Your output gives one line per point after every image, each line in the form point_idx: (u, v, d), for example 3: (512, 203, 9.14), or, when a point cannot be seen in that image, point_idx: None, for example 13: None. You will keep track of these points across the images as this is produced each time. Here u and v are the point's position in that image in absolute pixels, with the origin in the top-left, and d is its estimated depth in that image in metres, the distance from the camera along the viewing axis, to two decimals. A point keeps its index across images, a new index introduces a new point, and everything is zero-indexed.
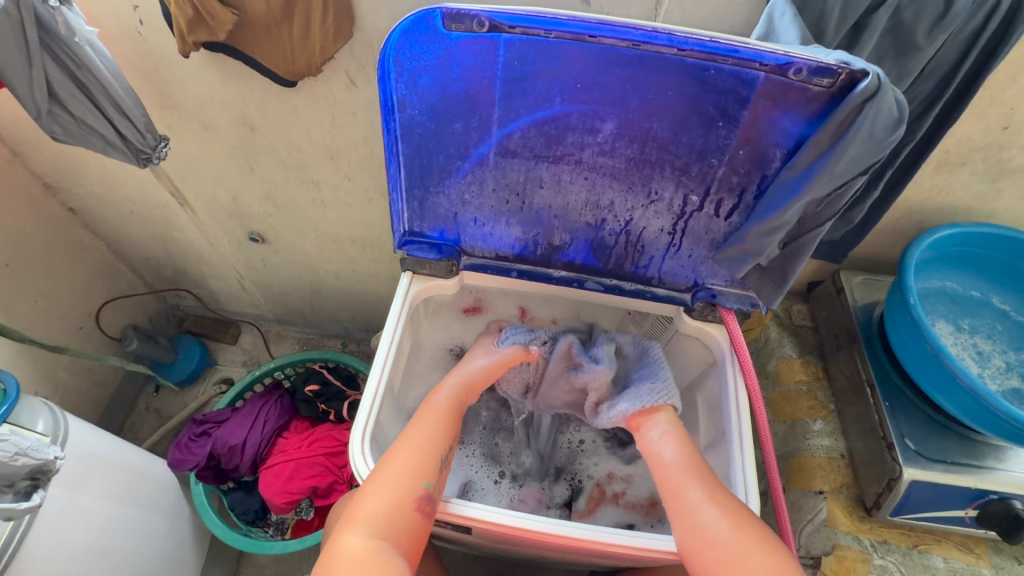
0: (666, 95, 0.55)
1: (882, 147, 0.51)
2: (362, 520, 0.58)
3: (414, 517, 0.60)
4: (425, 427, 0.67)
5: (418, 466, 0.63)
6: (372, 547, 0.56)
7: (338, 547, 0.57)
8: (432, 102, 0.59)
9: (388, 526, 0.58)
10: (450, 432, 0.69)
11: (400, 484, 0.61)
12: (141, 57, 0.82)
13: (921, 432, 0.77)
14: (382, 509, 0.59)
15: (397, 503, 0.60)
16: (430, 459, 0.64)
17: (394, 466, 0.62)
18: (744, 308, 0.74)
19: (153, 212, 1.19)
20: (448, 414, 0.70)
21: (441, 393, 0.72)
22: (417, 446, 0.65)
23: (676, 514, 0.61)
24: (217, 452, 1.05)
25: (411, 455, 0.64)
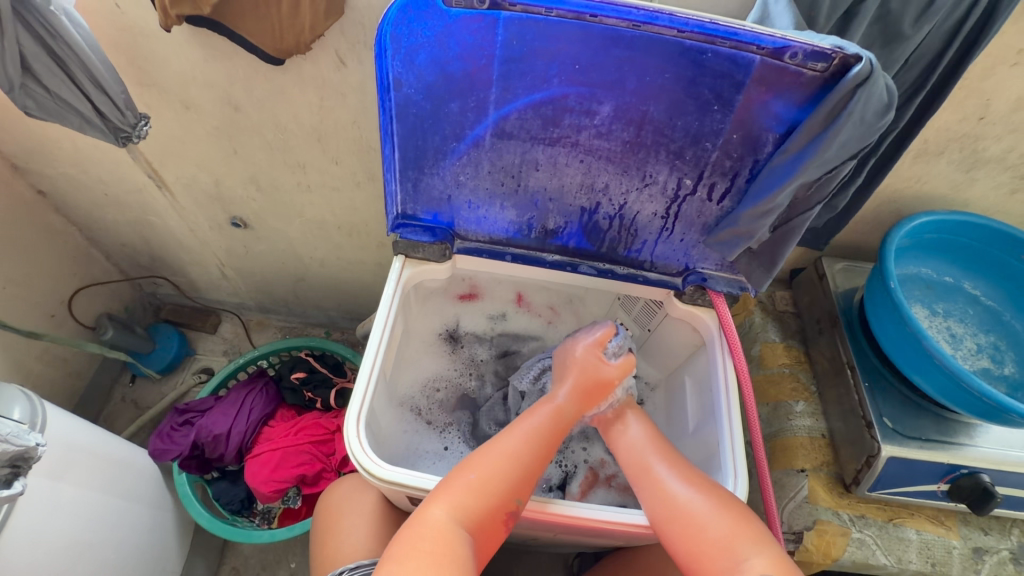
0: (664, 77, 0.56)
1: (873, 131, 0.53)
2: (453, 503, 0.59)
3: (496, 522, 0.60)
4: (527, 433, 0.67)
5: (514, 477, 0.63)
6: (454, 535, 0.57)
7: (425, 515, 0.58)
8: (429, 81, 0.59)
9: (472, 521, 0.58)
10: (549, 444, 0.67)
11: (497, 491, 0.61)
12: (118, 31, 0.78)
13: (899, 411, 0.80)
14: (474, 502, 0.59)
15: (486, 504, 0.60)
16: (530, 471, 0.64)
17: (488, 464, 0.63)
18: (733, 292, 0.75)
19: (129, 195, 1.15)
20: (558, 427, 0.69)
21: (560, 396, 0.71)
22: (516, 453, 0.64)
23: (647, 492, 0.65)
24: (200, 441, 1.03)
25: (510, 454, 0.64)
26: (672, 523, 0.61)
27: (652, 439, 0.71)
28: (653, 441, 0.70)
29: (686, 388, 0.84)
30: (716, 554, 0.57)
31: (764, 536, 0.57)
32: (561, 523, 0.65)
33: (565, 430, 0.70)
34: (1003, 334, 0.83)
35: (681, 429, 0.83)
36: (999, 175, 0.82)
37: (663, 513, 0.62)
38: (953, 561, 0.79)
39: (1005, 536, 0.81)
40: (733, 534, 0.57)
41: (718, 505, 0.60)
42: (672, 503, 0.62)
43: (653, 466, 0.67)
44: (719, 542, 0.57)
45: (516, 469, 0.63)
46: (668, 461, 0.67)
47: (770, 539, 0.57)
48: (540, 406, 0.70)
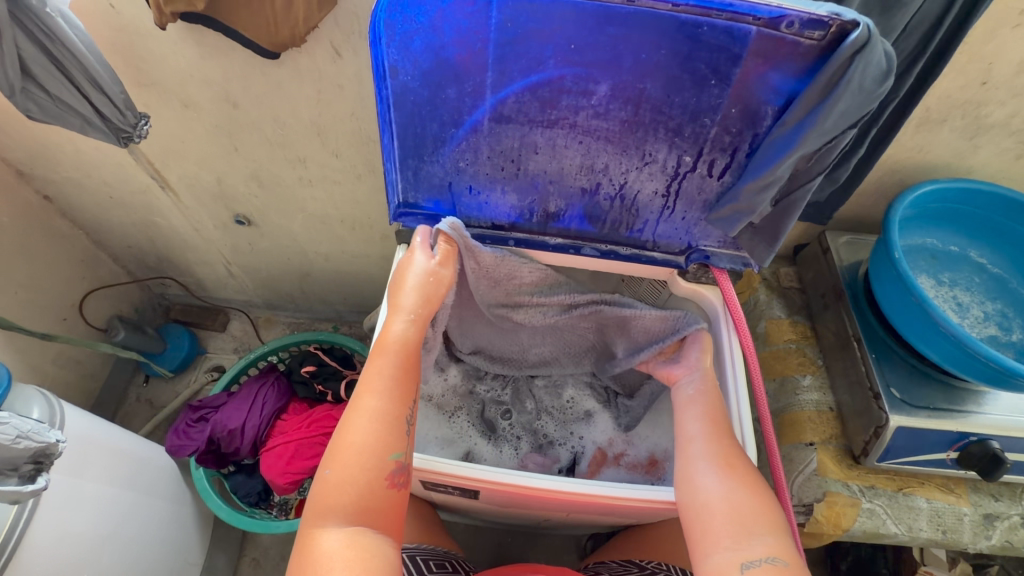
0: (660, 53, 0.55)
1: (872, 99, 0.52)
2: (333, 512, 0.54)
3: (385, 496, 0.57)
4: (382, 385, 0.62)
5: (383, 439, 0.58)
6: (355, 539, 0.53)
7: (317, 544, 0.53)
8: (425, 67, 0.59)
9: (363, 513, 0.55)
10: (404, 384, 0.63)
11: (368, 467, 0.56)
12: (114, 32, 0.79)
13: (906, 381, 0.80)
14: (352, 494, 0.55)
15: (366, 487, 0.55)
16: (397, 428, 0.60)
17: (354, 445, 0.57)
18: (737, 267, 0.74)
19: (133, 197, 1.16)
20: (403, 363, 0.64)
21: (394, 331, 0.66)
22: (371, 414, 0.59)
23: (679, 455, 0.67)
24: (216, 437, 1.05)
25: (370, 420, 0.59)
26: (695, 491, 0.61)
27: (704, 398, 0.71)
28: (703, 400, 0.70)
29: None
30: (727, 522, 0.57)
31: (777, 522, 0.56)
32: (570, 501, 0.66)
33: (413, 362, 0.65)
34: (1010, 301, 0.83)
35: None
36: (1004, 141, 0.81)
37: (685, 484, 0.63)
38: (963, 528, 0.80)
39: (1015, 502, 0.81)
40: (750, 510, 0.57)
41: (745, 483, 0.60)
42: (695, 480, 0.62)
43: (688, 424, 0.69)
44: (731, 509, 0.58)
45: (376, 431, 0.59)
46: (702, 423, 0.68)
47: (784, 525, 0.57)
48: (385, 344, 0.65)
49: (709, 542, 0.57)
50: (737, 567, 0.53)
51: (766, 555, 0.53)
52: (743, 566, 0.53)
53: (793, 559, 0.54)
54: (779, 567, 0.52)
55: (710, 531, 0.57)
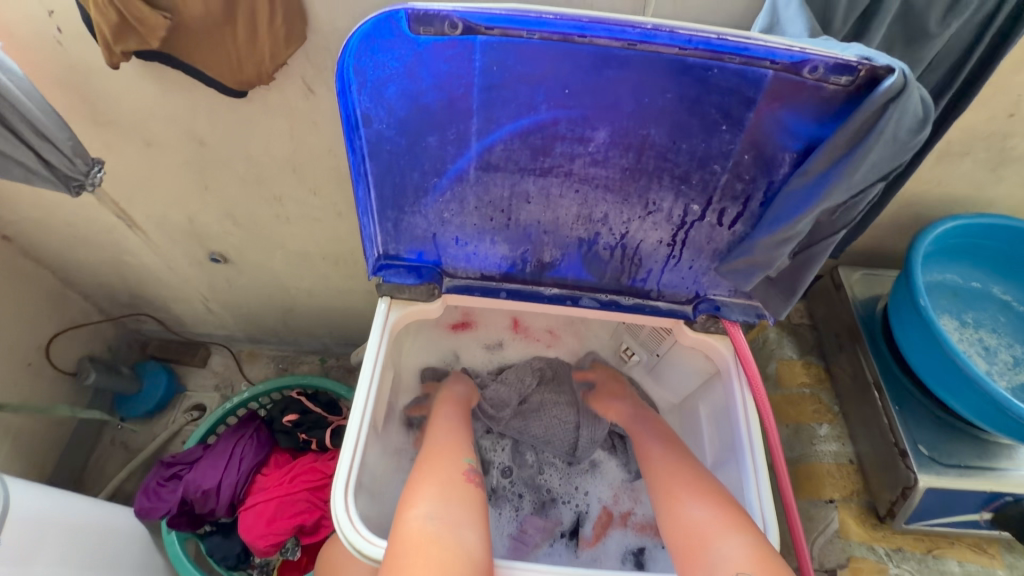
0: (665, 98, 0.49)
1: (906, 150, 0.46)
2: (422, 496, 0.59)
3: (468, 488, 0.63)
4: (446, 422, 0.74)
5: (455, 450, 0.68)
6: (445, 519, 0.57)
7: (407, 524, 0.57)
8: (402, 114, 0.53)
9: (447, 497, 0.60)
10: (463, 421, 0.76)
11: (448, 465, 0.64)
12: (64, 69, 0.72)
13: (933, 435, 0.74)
14: (439, 486, 0.61)
15: (449, 479, 0.62)
16: (465, 446, 0.70)
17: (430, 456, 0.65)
18: (749, 320, 0.68)
19: (100, 236, 1.09)
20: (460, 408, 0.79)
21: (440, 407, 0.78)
22: (442, 438, 0.70)
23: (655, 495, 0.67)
24: (189, 497, 0.97)
25: (443, 440, 0.69)
26: (677, 525, 0.61)
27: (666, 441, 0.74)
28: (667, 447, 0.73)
29: (699, 412, 0.80)
30: (703, 545, 0.56)
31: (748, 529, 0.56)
32: None
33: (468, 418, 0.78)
34: None
35: None
36: None
37: (668, 513, 0.63)
38: None
39: None
40: (720, 523, 0.57)
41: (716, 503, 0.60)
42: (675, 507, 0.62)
43: (656, 467, 0.70)
44: (703, 530, 0.58)
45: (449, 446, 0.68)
46: (671, 464, 0.69)
47: (755, 530, 0.56)
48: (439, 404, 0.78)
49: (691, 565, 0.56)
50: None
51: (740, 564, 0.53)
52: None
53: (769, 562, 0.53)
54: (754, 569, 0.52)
55: (690, 556, 0.57)
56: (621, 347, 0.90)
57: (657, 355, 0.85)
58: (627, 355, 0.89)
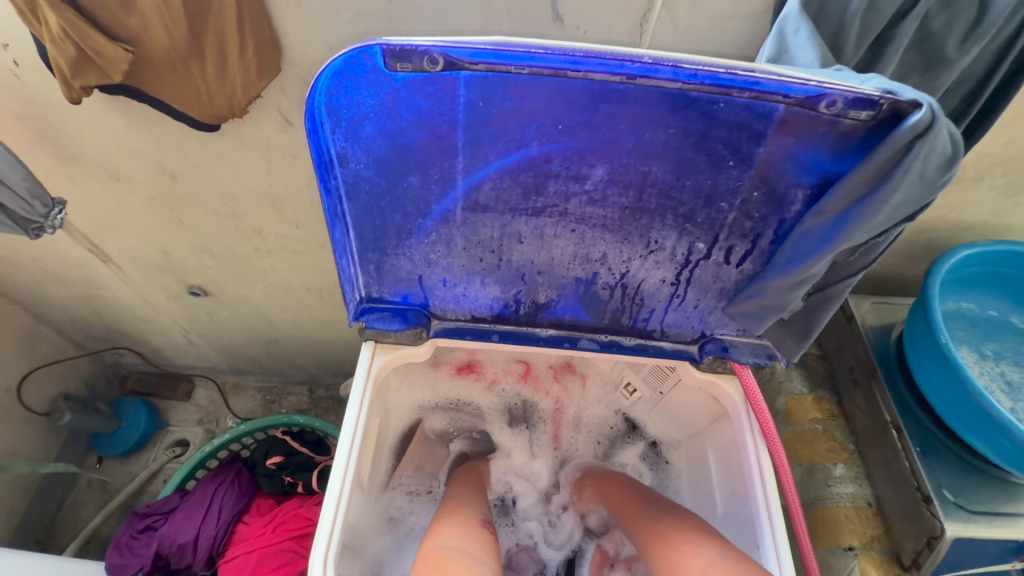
0: (668, 133, 0.45)
1: (934, 189, 0.42)
2: (437, 532, 0.60)
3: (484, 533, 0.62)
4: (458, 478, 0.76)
5: (467, 499, 0.69)
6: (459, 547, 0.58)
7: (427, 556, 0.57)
8: (380, 153, 0.48)
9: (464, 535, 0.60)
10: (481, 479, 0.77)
11: (461, 508, 0.66)
12: (22, 103, 0.67)
13: (957, 478, 0.69)
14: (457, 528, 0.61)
15: (464, 519, 0.63)
16: (476, 498, 0.71)
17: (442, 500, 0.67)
18: (760, 361, 0.63)
19: (72, 271, 1.03)
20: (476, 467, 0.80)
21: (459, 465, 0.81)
22: (455, 490, 0.71)
23: (649, 545, 0.63)
24: (164, 551, 0.90)
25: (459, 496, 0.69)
26: (682, 572, 0.56)
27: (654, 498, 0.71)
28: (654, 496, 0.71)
29: (708, 463, 0.74)
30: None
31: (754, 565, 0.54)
32: None
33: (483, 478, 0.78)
34: None
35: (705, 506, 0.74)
36: None
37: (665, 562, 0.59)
38: None
39: None
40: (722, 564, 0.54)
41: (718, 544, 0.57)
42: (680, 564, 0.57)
43: (651, 518, 0.66)
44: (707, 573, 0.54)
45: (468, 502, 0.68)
46: (670, 513, 0.66)
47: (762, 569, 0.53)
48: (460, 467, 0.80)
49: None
50: None
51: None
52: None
53: None
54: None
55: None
56: (620, 384, 0.84)
57: (661, 393, 0.79)
58: (628, 392, 0.84)
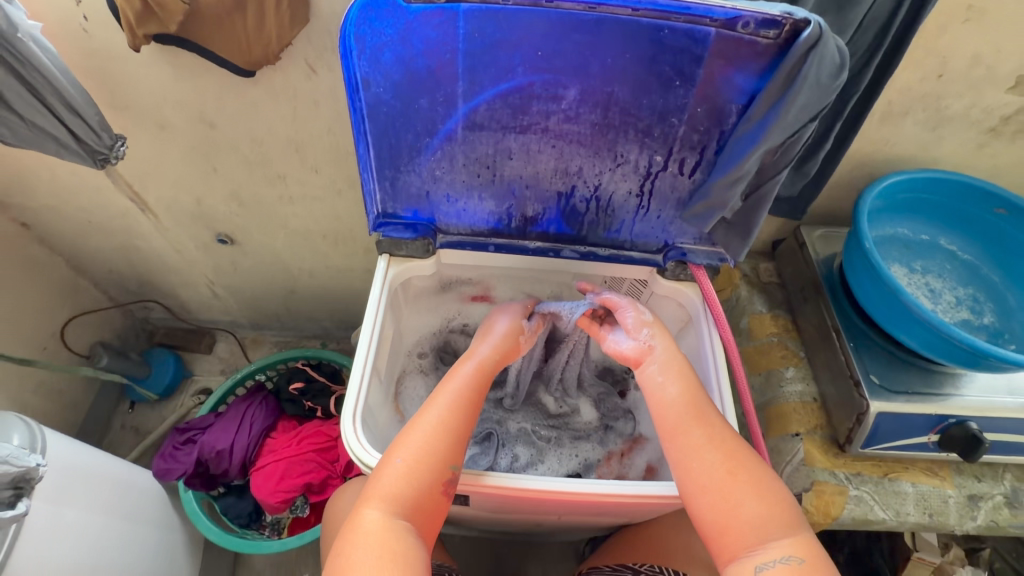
0: (625, 57, 0.57)
1: (830, 93, 0.55)
2: (383, 498, 0.57)
3: (436, 502, 0.59)
4: (449, 398, 0.65)
5: (446, 449, 0.61)
6: (396, 526, 0.56)
7: (358, 523, 0.56)
8: (396, 78, 0.60)
9: (409, 510, 0.58)
10: (476, 402, 0.66)
11: (428, 468, 0.59)
12: (87, 56, 0.79)
13: (885, 367, 0.81)
14: (406, 491, 0.58)
15: (420, 484, 0.59)
16: (458, 440, 0.62)
17: (411, 442, 0.61)
18: (713, 263, 0.75)
19: (113, 221, 1.15)
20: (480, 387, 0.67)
21: (467, 362, 0.69)
22: (440, 421, 0.62)
23: (681, 462, 0.59)
24: (204, 458, 1.04)
25: (433, 426, 0.62)
26: (727, 498, 0.55)
27: (690, 402, 0.62)
28: (689, 405, 0.62)
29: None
30: (744, 534, 0.54)
31: (793, 517, 0.54)
32: (561, 501, 0.65)
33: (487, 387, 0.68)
34: (981, 286, 0.85)
35: None
36: (965, 132, 0.83)
37: (686, 471, 0.58)
38: (949, 509, 0.81)
39: (998, 482, 0.83)
40: (767, 517, 0.54)
41: (758, 486, 0.56)
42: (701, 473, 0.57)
43: (689, 434, 0.60)
44: (744, 523, 0.54)
45: (441, 446, 0.61)
46: (709, 431, 0.60)
47: (798, 518, 0.55)
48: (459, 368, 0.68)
49: (724, 552, 0.54)
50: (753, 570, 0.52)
51: (783, 555, 0.52)
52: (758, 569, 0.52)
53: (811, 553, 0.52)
54: (796, 566, 0.51)
55: (725, 542, 0.54)
56: None
57: None
58: None
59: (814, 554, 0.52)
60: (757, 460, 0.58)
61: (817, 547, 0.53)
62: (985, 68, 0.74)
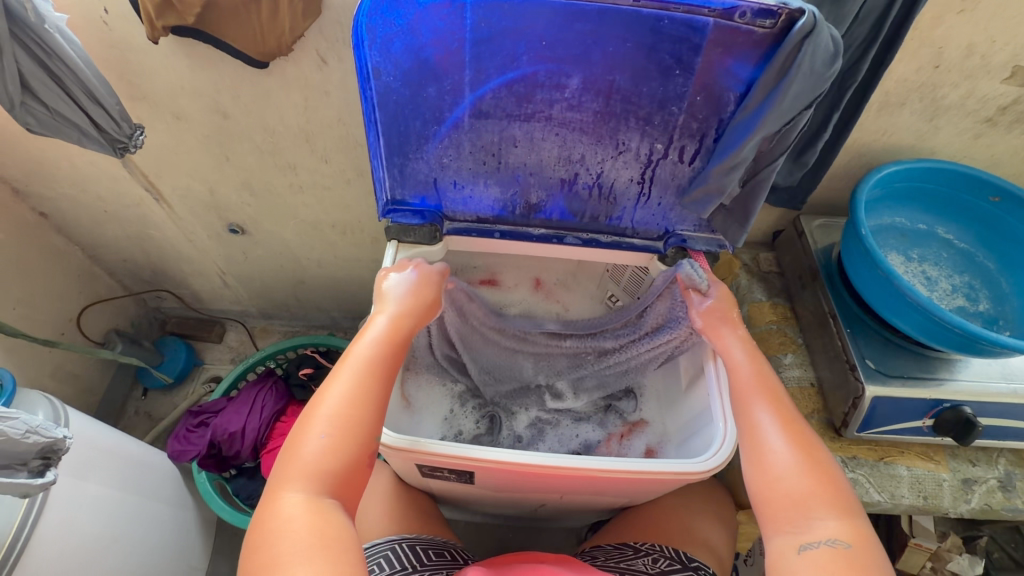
0: (626, 46, 0.59)
1: (824, 80, 0.56)
2: (301, 480, 0.53)
3: (357, 472, 0.56)
4: (358, 366, 0.61)
5: (363, 417, 0.57)
6: (321, 505, 0.52)
7: (279, 510, 0.51)
8: (406, 67, 0.62)
9: (334, 486, 0.54)
10: (391, 367, 0.63)
11: (348, 438, 0.56)
12: (106, 47, 0.82)
13: (880, 352, 0.83)
14: (328, 466, 0.54)
15: (339, 455, 0.55)
16: (376, 406, 0.59)
17: (324, 416, 0.56)
18: (712, 249, 0.78)
19: (128, 210, 1.18)
20: (390, 349, 0.64)
21: (373, 326, 0.66)
22: (352, 387, 0.59)
23: (746, 437, 0.61)
24: (216, 440, 1.07)
25: (346, 395, 0.58)
26: (786, 484, 0.55)
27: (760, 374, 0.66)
28: (759, 384, 0.65)
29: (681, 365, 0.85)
30: (788, 509, 0.54)
31: (848, 504, 0.53)
32: (562, 476, 0.67)
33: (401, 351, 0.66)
34: (977, 274, 0.87)
35: (676, 387, 0.86)
36: (962, 122, 0.85)
37: (751, 449, 0.60)
38: (944, 493, 0.83)
39: (991, 466, 0.84)
40: (816, 498, 0.53)
41: (816, 473, 0.55)
42: (763, 449, 0.58)
43: (755, 413, 0.62)
44: (792, 499, 0.54)
45: (354, 413, 0.57)
46: (777, 413, 0.61)
47: (855, 506, 0.53)
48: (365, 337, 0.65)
49: (770, 523, 0.54)
50: (794, 548, 0.51)
51: (827, 537, 0.51)
52: (800, 546, 0.51)
53: (860, 539, 0.51)
54: (840, 549, 0.50)
55: (772, 513, 0.55)
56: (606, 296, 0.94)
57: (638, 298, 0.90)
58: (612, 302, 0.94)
59: (861, 540, 0.51)
60: (822, 449, 0.58)
61: (869, 540, 0.51)
62: (980, 58, 0.75)
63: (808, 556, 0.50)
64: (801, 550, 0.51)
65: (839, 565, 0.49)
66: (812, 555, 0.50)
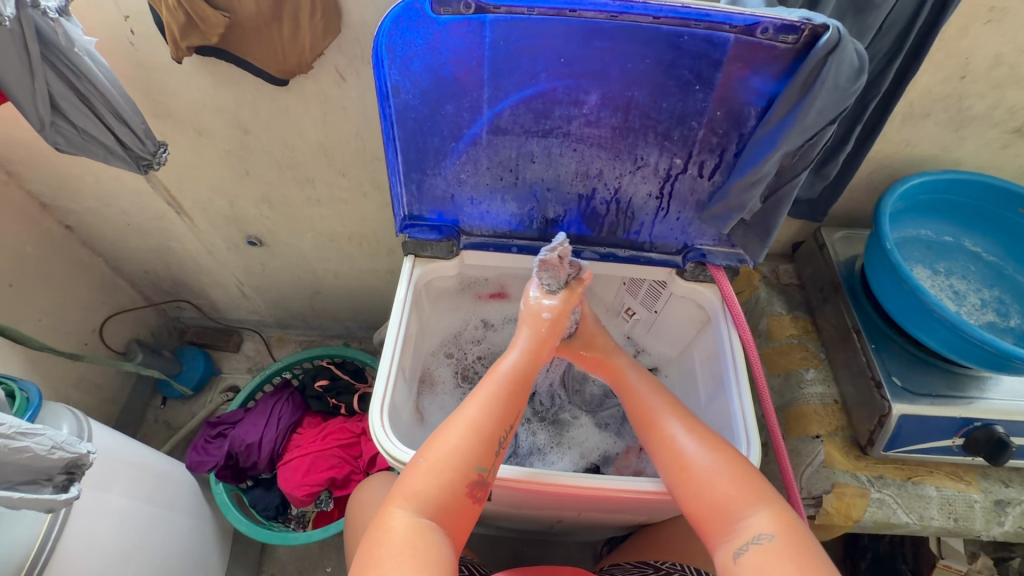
0: (645, 62, 0.59)
1: (848, 95, 0.55)
2: (411, 497, 0.56)
3: (462, 503, 0.57)
4: (484, 400, 0.62)
5: (473, 450, 0.58)
6: (422, 529, 0.54)
7: (385, 522, 0.54)
8: (424, 86, 0.62)
9: (437, 510, 0.56)
10: (509, 406, 0.62)
11: (455, 468, 0.57)
12: (133, 66, 0.84)
13: (906, 368, 0.81)
14: (431, 491, 0.56)
15: (447, 484, 0.56)
16: (489, 442, 0.59)
17: (439, 442, 0.59)
18: (732, 264, 0.78)
19: (150, 224, 1.21)
20: (512, 390, 0.63)
21: (504, 361, 0.66)
22: (472, 421, 0.60)
23: (659, 453, 0.63)
24: (233, 451, 1.08)
25: (463, 429, 0.59)
26: (709, 491, 0.57)
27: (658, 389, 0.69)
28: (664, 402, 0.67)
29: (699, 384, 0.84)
30: (716, 516, 0.56)
31: (766, 493, 0.56)
32: (580, 496, 0.66)
33: (523, 389, 0.64)
34: (1007, 288, 0.84)
35: (693, 402, 0.85)
36: (988, 132, 0.83)
37: (665, 460, 0.62)
38: (974, 514, 0.81)
39: None
40: (735, 496, 0.56)
41: (729, 467, 0.58)
42: (679, 456, 0.61)
43: (664, 425, 0.65)
44: (718, 505, 0.56)
45: (464, 447, 0.58)
46: (680, 420, 0.64)
47: (773, 494, 0.56)
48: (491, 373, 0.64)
49: (710, 538, 0.56)
50: (732, 556, 0.53)
51: (758, 535, 0.53)
52: (737, 553, 0.53)
53: (787, 527, 0.53)
54: (769, 544, 0.52)
55: (706, 528, 0.57)
56: (623, 309, 0.94)
57: (655, 311, 0.90)
58: (628, 315, 0.94)
59: (789, 529, 0.53)
60: (728, 445, 0.61)
61: (794, 525, 0.54)
62: (1008, 68, 0.73)
63: (746, 562, 0.52)
64: (737, 557, 0.53)
65: (772, 562, 0.50)
66: (748, 560, 0.52)
